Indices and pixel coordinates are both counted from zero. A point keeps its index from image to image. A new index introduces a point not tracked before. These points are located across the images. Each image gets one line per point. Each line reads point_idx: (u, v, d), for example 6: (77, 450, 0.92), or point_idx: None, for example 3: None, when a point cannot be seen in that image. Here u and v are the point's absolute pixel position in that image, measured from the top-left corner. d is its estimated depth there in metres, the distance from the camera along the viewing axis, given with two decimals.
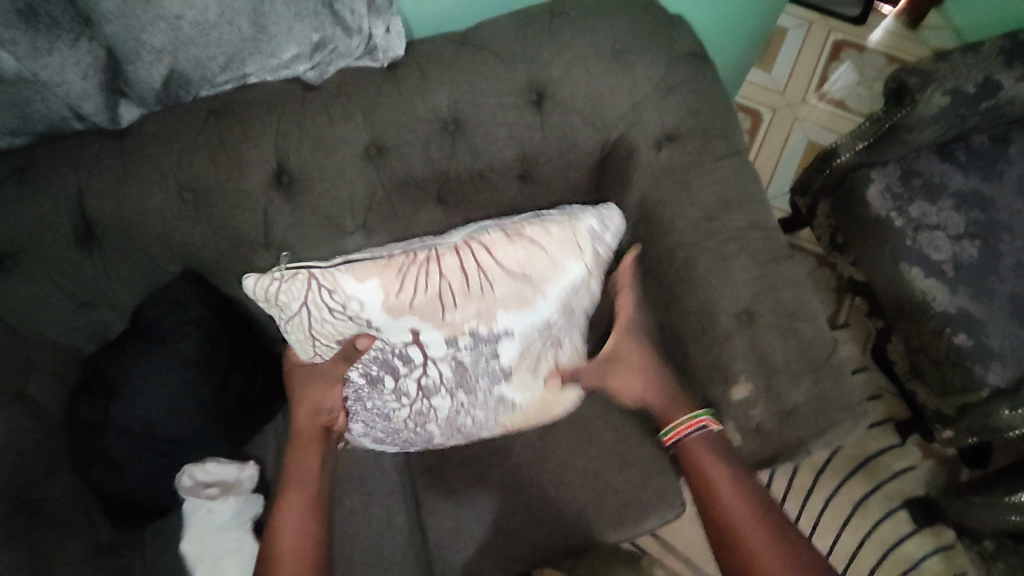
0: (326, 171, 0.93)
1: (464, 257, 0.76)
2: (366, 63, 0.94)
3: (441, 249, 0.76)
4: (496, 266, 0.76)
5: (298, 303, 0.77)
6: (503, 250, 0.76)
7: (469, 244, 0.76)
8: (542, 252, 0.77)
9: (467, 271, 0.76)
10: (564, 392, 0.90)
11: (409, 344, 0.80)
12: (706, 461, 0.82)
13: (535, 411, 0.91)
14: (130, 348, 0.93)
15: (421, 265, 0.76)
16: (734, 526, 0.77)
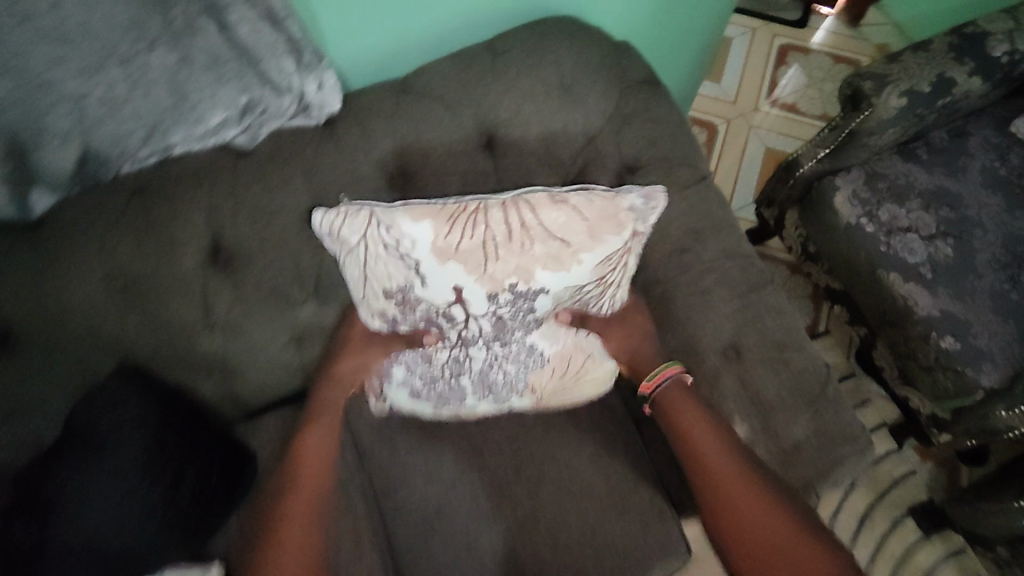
0: (269, 242, 0.86)
1: (510, 213, 0.75)
2: (301, 122, 0.87)
3: (496, 205, 0.75)
4: (542, 228, 0.75)
5: (358, 237, 0.76)
6: (547, 212, 0.75)
7: (527, 201, 0.75)
8: (587, 213, 0.75)
9: (517, 222, 0.75)
10: (600, 356, 0.88)
11: (452, 304, 0.80)
12: (686, 414, 0.79)
13: (567, 376, 0.88)
14: (64, 460, 0.82)
15: (472, 216, 0.75)
16: (718, 484, 0.75)
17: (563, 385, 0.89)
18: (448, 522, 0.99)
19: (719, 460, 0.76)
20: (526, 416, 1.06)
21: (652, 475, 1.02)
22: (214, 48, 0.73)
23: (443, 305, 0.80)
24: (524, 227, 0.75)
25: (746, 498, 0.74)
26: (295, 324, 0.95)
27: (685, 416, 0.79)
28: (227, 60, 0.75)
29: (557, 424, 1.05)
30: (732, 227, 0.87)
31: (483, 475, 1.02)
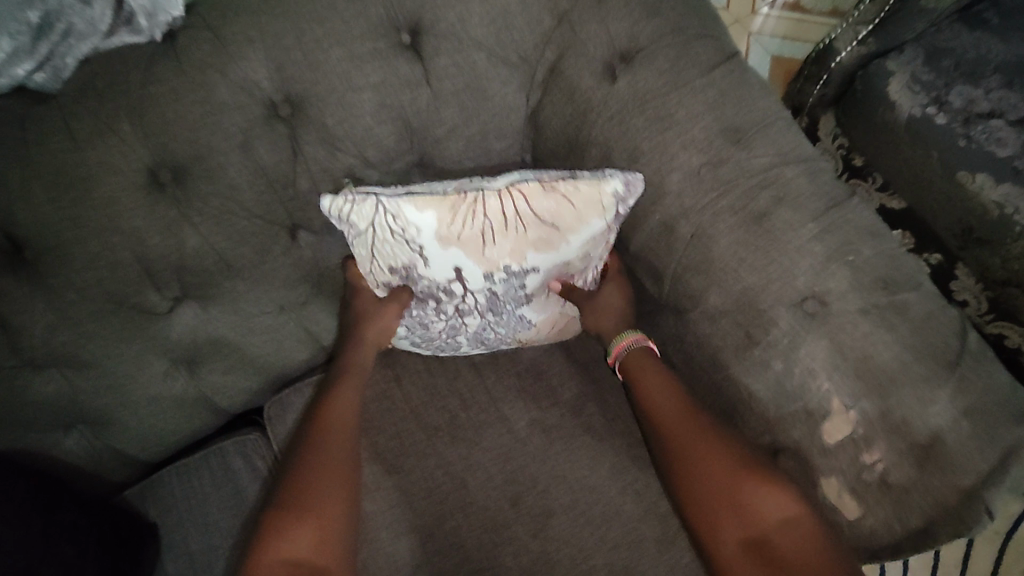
0: (86, 227, 0.56)
1: (514, 200, 0.57)
2: (128, 38, 0.56)
3: (509, 189, 0.57)
4: (541, 212, 0.58)
5: (364, 226, 0.58)
6: (546, 200, 0.57)
7: (547, 183, 0.57)
8: (582, 198, 0.58)
9: (531, 205, 0.57)
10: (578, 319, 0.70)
11: (452, 284, 0.62)
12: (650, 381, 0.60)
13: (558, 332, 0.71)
14: None
15: (481, 201, 0.57)
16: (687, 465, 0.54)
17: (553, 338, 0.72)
18: None
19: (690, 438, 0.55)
20: (519, 427, 0.77)
21: None
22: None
23: (440, 287, 0.63)
24: (526, 213, 0.58)
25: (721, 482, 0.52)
26: (166, 344, 0.65)
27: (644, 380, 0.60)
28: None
29: (562, 432, 0.76)
30: (780, 124, 0.59)
31: (469, 517, 0.73)
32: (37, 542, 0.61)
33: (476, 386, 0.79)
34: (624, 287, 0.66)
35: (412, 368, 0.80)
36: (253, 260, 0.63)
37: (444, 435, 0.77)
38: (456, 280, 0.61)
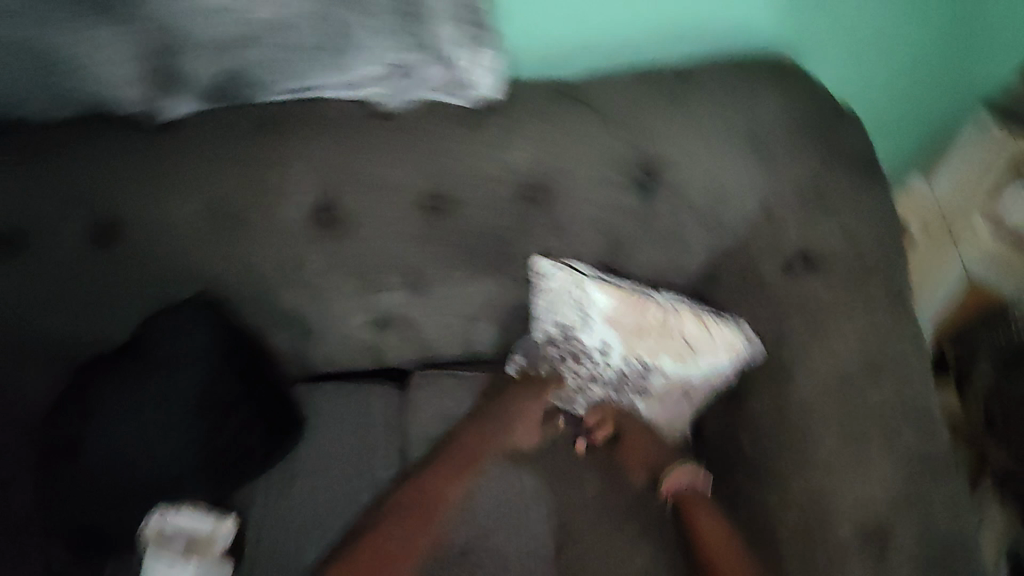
0: (373, 217, 0.81)
1: (668, 312, 0.75)
2: (449, 100, 0.79)
3: (668, 303, 0.76)
4: (685, 327, 0.74)
5: (556, 288, 0.79)
6: (691, 322, 0.74)
7: (697, 312, 0.75)
8: (720, 334, 0.73)
9: (680, 320, 0.75)
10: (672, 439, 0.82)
11: (596, 353, 0.80)
12: (697, 508, 0.76)
13: (654, 439, 0.82)
14: (118, 370, 0.82)
15: (644, 303, 0.76)
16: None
17: (648, 446, 0.82)
18: None
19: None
20: None
21: None
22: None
23: (585, 352, 0.81)
24: (673, 325, 0.75)
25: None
26: (374, 305, 0.90)
27: (689, 501, 0.77)
28: (382, 9, 0.71)
29: None
30: (913, 373, 0.68)
31: None
32: (235, 394, 0.87)
33: (567, 444, 0.87)
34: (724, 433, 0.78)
35: None
36: (459, 277, 0.87)
37: None
38: (601, 352, 0.79)
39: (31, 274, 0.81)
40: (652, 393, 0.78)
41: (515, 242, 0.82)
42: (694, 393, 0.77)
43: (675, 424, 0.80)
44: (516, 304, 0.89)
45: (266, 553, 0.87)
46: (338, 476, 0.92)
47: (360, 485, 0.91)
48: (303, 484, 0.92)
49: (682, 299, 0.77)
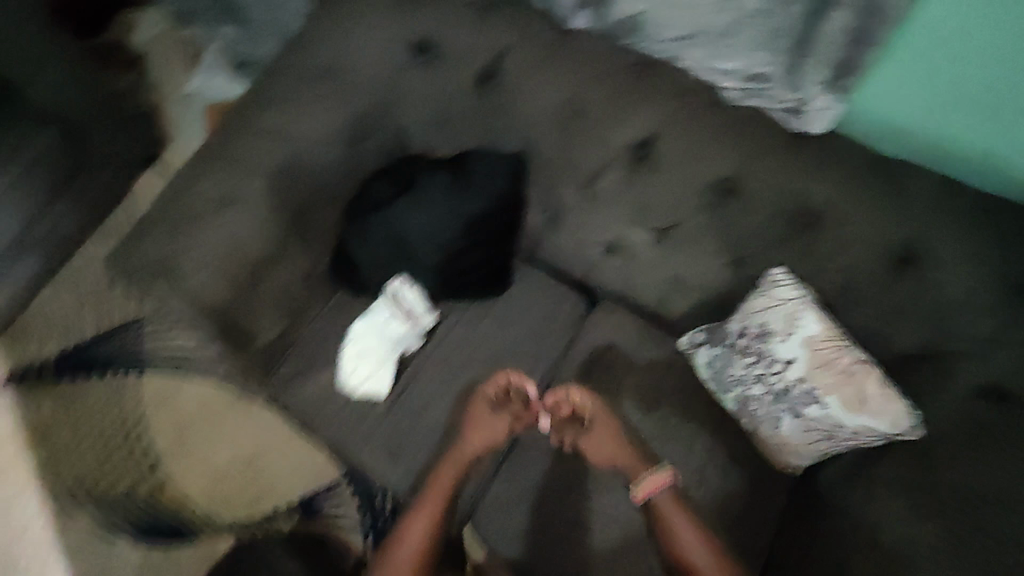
0: (680, 172, 0.95)
1: (859, 365, 0.88)
2: (782, 117, 0.95)
3: (862, 359, 0.88)
4: (866, 384, 0.87)
5: (779, 298, 0.92)
6: (874, 383, 0.87)
7: (882, 379, 0.87)
8: (893, 404, 0.85)
9: (865, 377, 0.87)
10: (795, 454, 0.97)
11: (778, 363, 0.93)
12: (664, 504, 0.95)
13: (781, 446, 0.98)
14: (436, 172, 1.04)
15: (843, 349, 0.89)
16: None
17: (774, 446, 0.99)
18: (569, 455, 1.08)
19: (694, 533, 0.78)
20: (691, 465, 1.07)
21: None
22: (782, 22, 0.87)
23: (769, 358, 0.94)
24: (857, 377, 0.88)
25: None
26: (623, 236, 1.06)
27: (662, 506, 0.95)
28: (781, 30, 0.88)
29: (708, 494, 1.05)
30: None
31: None
32: (494, 233, 1.08)
33: (697, 418, 1.09)
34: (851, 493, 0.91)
35: (681, 374, 1.13)
36: (705, 254, 1.01)
37: (656, 418, 1.10)
38: (784, 364, 0.93)
39: (424, 83, 1.04)
40: (805, 416, 0.92)
41: (768, 253, 0.96)
42: (838, 434, 0.91)
43: (805, 447, 0.95)
44: (727, 295, 1.04)
45: (450, 357, 1.13)
46: (517, 336, 1.16)
47: (530, 352, 1.15)
48: (492, 329, 1.15)
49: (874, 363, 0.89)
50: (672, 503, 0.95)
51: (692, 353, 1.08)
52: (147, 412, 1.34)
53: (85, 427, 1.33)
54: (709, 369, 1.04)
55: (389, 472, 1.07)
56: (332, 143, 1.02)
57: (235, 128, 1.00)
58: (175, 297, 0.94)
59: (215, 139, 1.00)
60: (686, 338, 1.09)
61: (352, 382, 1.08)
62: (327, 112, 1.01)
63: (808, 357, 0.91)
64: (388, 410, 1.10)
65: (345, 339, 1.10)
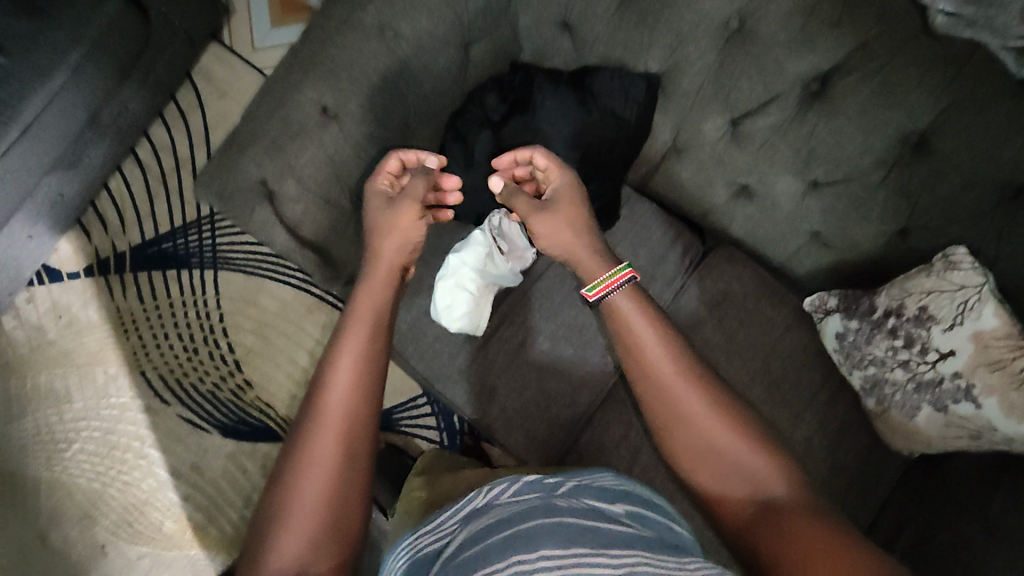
0: (862, 119, 0.78)
1: None
2: (1008, 59, 0.69)
3: None
4: None
5: (953, 283, 0.79)
6: None
7: None
8: None
9: None
10: (923, 442, 0.90)
11: (931, 351, 0.83)
12: (632, 317, 0.69)
13: (906, 433, 0.90)
14: (559, 89, 0.90)
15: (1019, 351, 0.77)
16: (683, 416, 0.66)
17: (897, 430, 0.91)
18: None
19: (654, 349, 0.67)
20: (799, 433, 1.00)
21: None
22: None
23: (923, 344, 0.84)
24: None
25: (707, 414, 0.65)
26: (767, 183, 0.89)
27: (626, 324, 0.70)
28: None
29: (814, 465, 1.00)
30: None
31: None
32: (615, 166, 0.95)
33: (811, 386, 1.02)
34: (996, 502, 0.82)
35: (801, 334, 1.03)
36: (869, 218, 0.85)
37: (767, 380, 1.02)
38: (940, 355, 0.82)
39: None
40: (949, 412, 0.83)
41: (951, 226, 0.80)
42: (985, 435, 0.82)
43: (937, 438, 0.87)
44: (881, 263, 0.90)
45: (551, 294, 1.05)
46: None
47: None
48: None
49: None
50: (646, 315, 0.69)
51: (819, 318, 0.96)
52: (227, 313, 1.33)
53: (168, 323, 1.33)
54: (836, 340, 0.93)
55: (481, 413, 1.03)
56: (438, 52, 0.86)
57: (324, 24, 0.83)
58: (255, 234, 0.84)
59: (302, 37, 0.85)
60: (814, 299, 0.97)
61: (444, 317, 0.99)
62: (434, 9, 0.84)
63: (970, 354, 0.79)
64: (482, 348, 1.04)
65: (438, 271, 1.01)
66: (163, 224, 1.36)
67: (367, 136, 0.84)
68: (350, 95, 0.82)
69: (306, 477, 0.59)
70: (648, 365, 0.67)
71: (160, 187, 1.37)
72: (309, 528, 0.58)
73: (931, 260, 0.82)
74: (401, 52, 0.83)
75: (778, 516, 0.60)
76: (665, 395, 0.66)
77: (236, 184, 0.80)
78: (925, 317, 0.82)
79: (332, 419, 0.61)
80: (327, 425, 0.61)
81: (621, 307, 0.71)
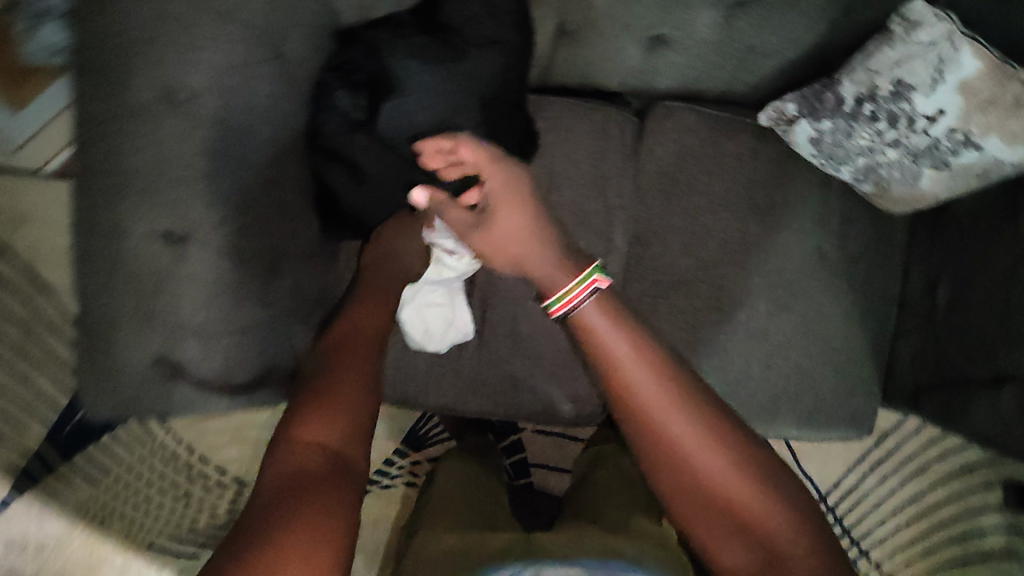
0: None
1: None
2: None
3: None
4: None
5: (925, 42, 0.74)
6: None
7: None
8: None
9: None
10: (934, 201, 0.86)
11: (918, 117, 0.76)
12: (607, 336, 0.62)
13: (914, 199, 0.86)
14: (414, 42, 0.71)
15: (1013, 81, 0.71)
16: (677, 456, 0.60)
17: (902, 201, 0.88)
18: (685, 299, 0.96)
19: (637, 377, 0.60)
20: (808, 246, 0.96)
21: (882, 353, 1.00)
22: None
23: (909, 116, 0.77)
24: None
25: (712, 460, 0.60)
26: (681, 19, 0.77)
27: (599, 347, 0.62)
28: None
29: (834, 267, 0.97)
30: None
31: (737, 273, 0.96)
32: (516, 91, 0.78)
33: (801, 197, 0.96)
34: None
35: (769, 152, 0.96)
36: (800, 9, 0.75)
37: (758, 215, 0.95)
38: (929, 118, 0.76)
39: None
40: (954, 167, 0.79)
41: None
42: (996, 172, 0.78)
43: (946, 194, 0.84)
44: (825, 47, 0.81)
45: None
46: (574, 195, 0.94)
47: (596, 208, 0.95)
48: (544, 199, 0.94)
49: None
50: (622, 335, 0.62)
51: (786, 131, 0.87)
52: (194, 440, 1.16)
53: (137, 488, 1.11)
54: (814, 147, 0.85)
55: (514, 407, 0.93)
56: (259, 74, 0.66)
57: (101, 123, 0.62)
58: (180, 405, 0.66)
59: (82, 153, 0.63)
60: (769, 113, 0.87)
61: (426, 340, 0.87)
62: (223, 28, 0.63)
63: (963, 103, 0.74)
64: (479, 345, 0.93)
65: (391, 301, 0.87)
66: (57, 396, 1.13)
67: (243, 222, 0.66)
68: (190, 194, 0.62)
69: (330, 391, 0.63)
70: (635, 396, 0.60)
71: (21, 362, 1.12)
72: (335, 418, 0.62)
73: (887, 28, 0.76)
74: (218, 107, 0.64)
75: (786, 572, 0.57)
76: (658, 437, 0.60)
77: (124, 368, 0.62)
78: (902, 87, 0.76)
79: (358, 347, 0.68)
80: (354, 348, 0.68)
81: (596, 328, 0.62)
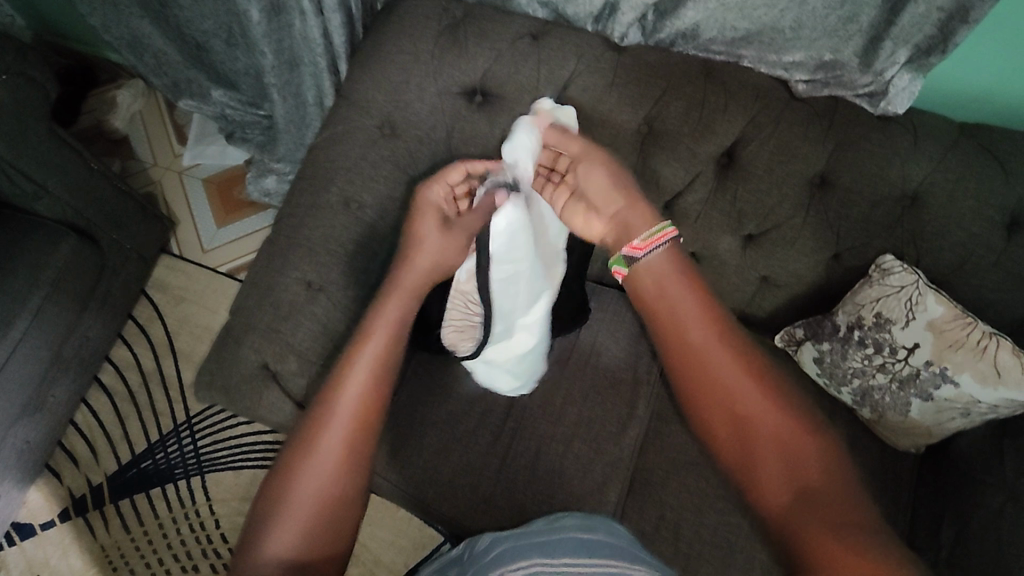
0: (772, 173, 0.91)
1: (987, 340, 0.87)
2: (862, 104, 0.91)
3: (994, 335, 0.88)
4: (1000, 358, 0.86)
5: (899, 287, 0.90)
6: (1007, 356, 0.86)
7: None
8: None
9: (1004, 351, 0.86)
10: (923, 434, 0.96)
11: (899, 348, 0.92)
12: (663, 274, 0.73)
13: (904, 428, 0.96)
14: None
15: (970, 328, 0.88)
16: (705, 376, 0.68)
17: (895, 430, 0.97)
18: (693, 480, 1.05)
19: (687, 307, 0.71)
20: None
21: None
22: (865, 4, 0.82)
23: (891, 345, 0.93)
24: (988, 354, 0.87)
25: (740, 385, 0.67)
26: (710, 245, 0.98)
27: (652, 272, 0.73)
28: (830, 20, 0.86)
29: None
30: None
31: None
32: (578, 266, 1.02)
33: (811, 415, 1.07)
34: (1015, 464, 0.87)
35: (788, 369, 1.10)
36: (808, 253, 0.95)
37: None
38: (908, 350, 0.92)
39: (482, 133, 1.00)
40: (936, 398, 0.91)
41: (875, 241, 0.92)
42: (974, 408, 0.90)
43: (934, 426, 0.93)
44: (830, 289, 1.00)
45: (550, 398, 1.09)
46: (611, 364, 1.12)
47: (627, 379, 1.12)
48: (584, 361, 1.12)
49: (1003, 337, 0.88)
50: (673, 270, 0.73)
51: (794, 347, 1.03)
52: (223, 516, 1.27)
53: (182, 535, 1.25)
54: (817, 365, 1.00)
55: None
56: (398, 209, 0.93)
57: (294, 208, 0.90)
58: (259, 416, 0.84)
59: (275, 227, 0.90)
60: (782, 335, 1.04)
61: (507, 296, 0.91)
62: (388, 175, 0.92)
63: (935, 340, 0.89)
64: (499, 471, 1.03)
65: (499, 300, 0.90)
66: (139, 443, 1.32)
67: (355, 298, 0.88)
68: (329, 265, 0.87)
69: (307, 483, 0.62)
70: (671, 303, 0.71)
71: (131, 407, 1.34)
72: (305, 521, 0.61)
73: (869, 272, 0.94)
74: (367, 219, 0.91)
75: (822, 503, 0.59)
76: (683, 347, 0.69)
77: (236, 375, 0.82)
78: (885, 320, 0.92)
79: (340, 426, 0.66)
80: (336, 428, 0.65)
81: (657, 272, 0.73)
